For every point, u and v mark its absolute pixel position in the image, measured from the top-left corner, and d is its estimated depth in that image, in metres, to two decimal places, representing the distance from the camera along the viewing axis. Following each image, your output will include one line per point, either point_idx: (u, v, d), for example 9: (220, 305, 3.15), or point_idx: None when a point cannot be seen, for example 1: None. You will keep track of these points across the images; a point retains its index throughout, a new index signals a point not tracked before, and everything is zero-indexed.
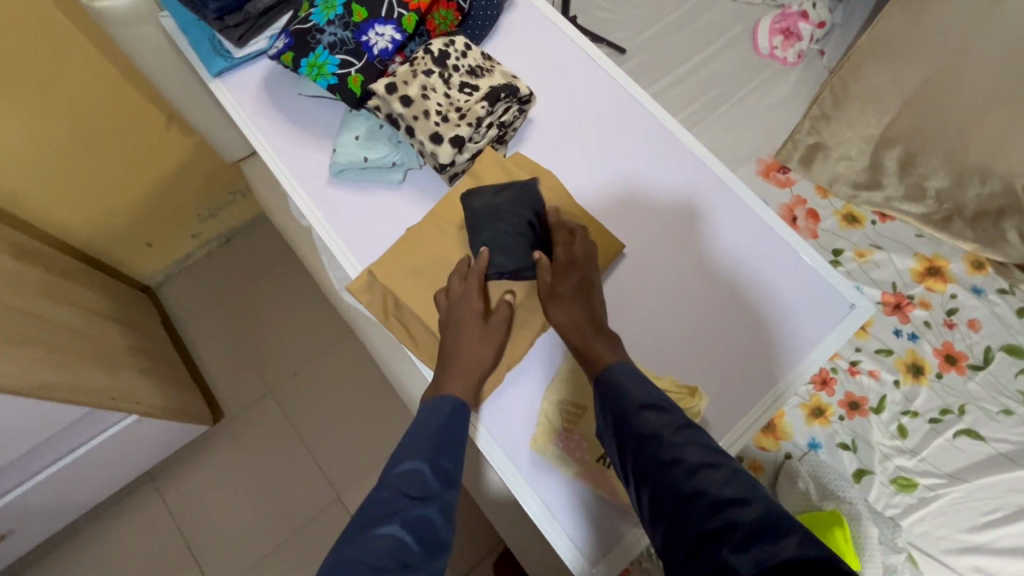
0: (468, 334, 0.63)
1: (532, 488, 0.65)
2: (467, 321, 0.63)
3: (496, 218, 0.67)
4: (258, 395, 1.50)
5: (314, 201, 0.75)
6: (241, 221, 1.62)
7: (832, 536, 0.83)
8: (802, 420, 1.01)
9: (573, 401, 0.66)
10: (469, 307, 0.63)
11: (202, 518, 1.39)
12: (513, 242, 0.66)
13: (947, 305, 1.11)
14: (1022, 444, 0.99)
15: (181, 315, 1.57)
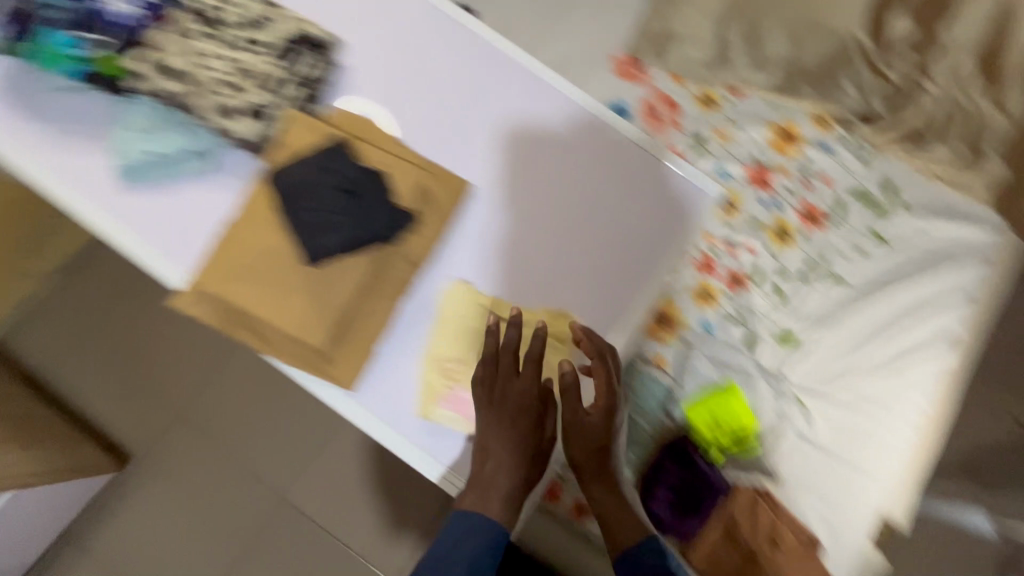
0: (514, 438, 0.62)
1: (429, 454, 0.63)
2: (519, 428, 0.62)
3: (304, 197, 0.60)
4: (163, 425, 1.38)
5: (102, 212, 0.63)
6: (80, 246, 1.41)
7: (728, 402, 0.94)
8: (692, 306, 1.07)
9: (452, 356, 0.63)
10: (521, 421, 0.62)
11: (141, 562, 1.31)
12: (332, 209, 0.60)
13: (802, 167, 1.18)
14: (876, 277, 1.11)
15: (45, 365, 1.39)
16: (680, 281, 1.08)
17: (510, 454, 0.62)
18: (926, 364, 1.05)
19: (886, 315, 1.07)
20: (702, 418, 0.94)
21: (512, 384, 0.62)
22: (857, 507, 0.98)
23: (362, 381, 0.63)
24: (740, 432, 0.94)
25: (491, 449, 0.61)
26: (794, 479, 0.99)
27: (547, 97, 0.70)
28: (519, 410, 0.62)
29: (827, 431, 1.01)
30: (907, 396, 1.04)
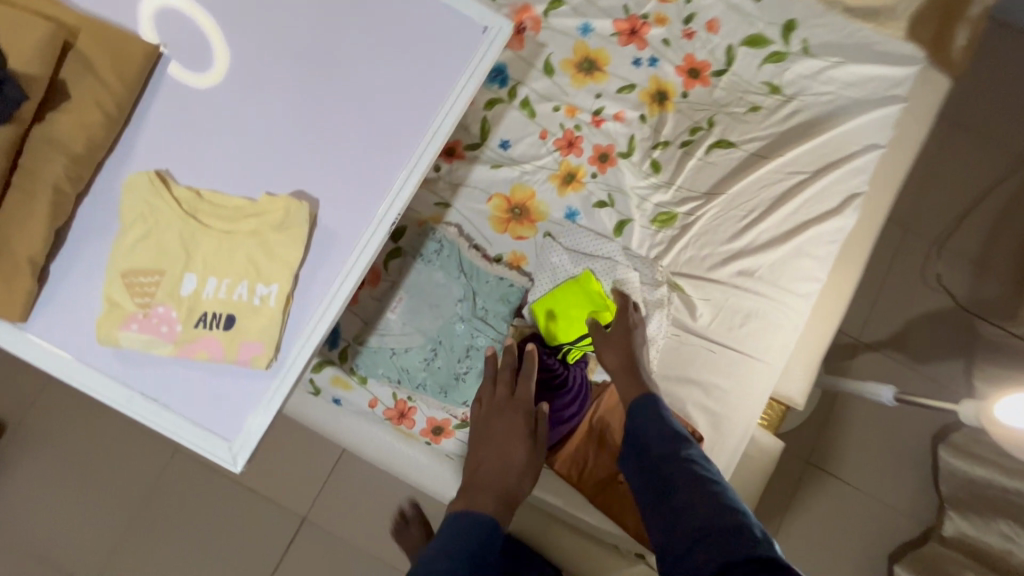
0: (510, 435, 0.77)
1: (130, 390, 0.50)
2: (511, 422, 0.78)
3: None
4: (37, 391, 1.29)
5: None
6: None
7: (579, 291, 0.85)
8: (554, 192, 0.92)
9: (141, 267, 0.50)
10: (515, 426, 0.78)
11: (37, 531, 1.26)
12: None
13: (685, 11, 0.97)
14: (768, 137, 0.96)
15: None
16: (538, 166, 0.92)
17: (502, 453, 0.76)
18: (822, 230, 0.93)
19: (777, 179, 0.94)
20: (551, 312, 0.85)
21: (498, 392, 0.80)
22: (744, 394, 0.89)
23: (35, 312, 0.50)
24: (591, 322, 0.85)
25: (485, 451, 0.76)
26: (671, 371, 0.91)
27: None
28: (509, 415, 0.78)
29: (710, 315, 0.91)
30: (800, 267, 0.92)
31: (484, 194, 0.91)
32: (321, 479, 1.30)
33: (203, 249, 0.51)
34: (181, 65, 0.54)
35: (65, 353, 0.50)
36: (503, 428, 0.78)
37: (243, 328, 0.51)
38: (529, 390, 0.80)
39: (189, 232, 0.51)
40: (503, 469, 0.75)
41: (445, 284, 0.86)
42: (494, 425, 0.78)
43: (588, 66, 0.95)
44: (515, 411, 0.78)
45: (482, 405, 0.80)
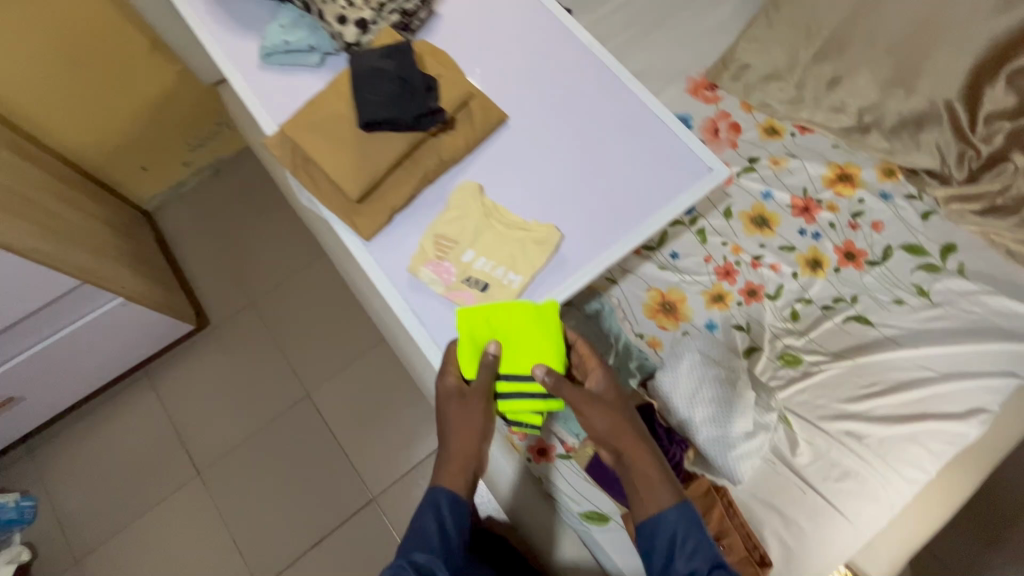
0: (468, 432, 0.72)
1: (407, 305, 0.76)
2: (468, 421, 0.72)
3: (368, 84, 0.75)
4: (240, 306, 1.65)
5: (246, 81, 0.87)
6: (227, 153, 1.77)
7: (511, 316, 0.72)
8: (702, 304, 1.10)
9: (447, 234, 0.77)
10: (471, 423, 0.72)
11: (188, 409, 1.56)
12: (386, 97, 0.74)
13: (854, 208, 1.18)
14: (907, 329, 1.08)
15: (175, 237, 1.73)
16: (696, 279, 1.12)
17: (468, 441, 0.72)
18: (939, 427, 1.00)
19: (906, 366, 1.04)
20: (475, 328, 0.72)
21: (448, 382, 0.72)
22: (820, 541, 0.95)
23: (375, 237, 0.79)
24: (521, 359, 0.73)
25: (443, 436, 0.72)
26: (760, 493, 0.97)
27: (599, 76, 0.88)
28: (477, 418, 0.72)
29: (809, 458, 0.99)
30: (908, 451, 0.99)
31: (645, 284, 1.11)
32: (402, 469, 1.46)
33: (485, 236, 0.77)
34: (510, 129, 0.84)
35: (383, 267, 0.77)
36: (459, 416, 0.72)
37: (491, 294, 0.74)
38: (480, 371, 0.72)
39: (482, 224, 0.78)
40: (458, 448, 0.72)
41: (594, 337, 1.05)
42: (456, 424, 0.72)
43: (761, 221, 1.17)
44: (475, 413, 0.72)
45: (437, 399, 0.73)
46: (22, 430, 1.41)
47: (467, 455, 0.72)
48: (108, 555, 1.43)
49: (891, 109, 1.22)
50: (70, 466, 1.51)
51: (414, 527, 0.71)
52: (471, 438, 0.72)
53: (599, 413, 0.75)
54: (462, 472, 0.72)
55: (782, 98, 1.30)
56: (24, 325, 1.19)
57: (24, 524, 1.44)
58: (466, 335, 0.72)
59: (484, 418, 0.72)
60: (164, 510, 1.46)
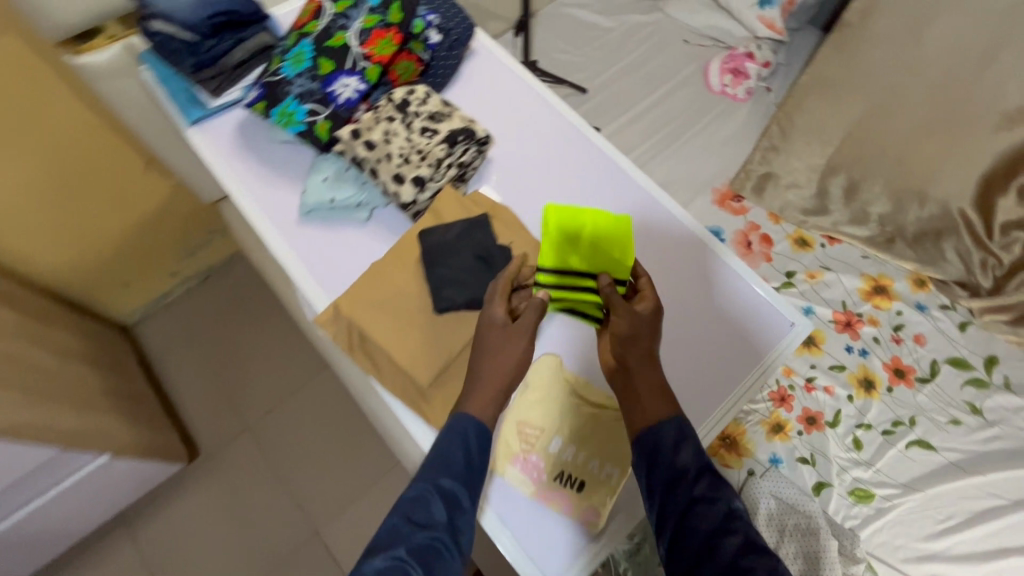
0: (504, 357, 0.63)
1: (492, 512, 0.65)
2: (506, 345, 0.64)
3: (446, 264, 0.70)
4: (236, 432, 1.49)
5: (286, 241, 0.78)
6: (219, 259, 1.65)
7: (593, 223, 0.69)
8: (763, 436, 1.04)
9: (529, 420, 0.69)
10: (508, 347, 0.64)
11: (176, 560, 1.36)
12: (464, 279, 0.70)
13: (894, 321, 1.17)
14: (969, 452, 1.05)
15: (159, 354, 1.57)
16: (753, 407, 1.07)
17: (499, 365, 0.63)
18: None
19: (975, 495, 1.01)
20: (559, 230, 0.68)
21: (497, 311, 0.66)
22: None
23: None
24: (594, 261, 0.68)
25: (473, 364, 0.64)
26: None
27: (664, 224, 0.81)
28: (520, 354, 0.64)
29: None
30: None
31: None
32: None
33: (572, 420, 0.69)
34: None
35: None
36: (500, 335, 0.65)
37: (589, 495, 0.66)
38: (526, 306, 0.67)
39: (567, 405, 0.70)
40: (487, 376, 0.63)
41: None
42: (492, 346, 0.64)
43: (807, 340, 1.14)
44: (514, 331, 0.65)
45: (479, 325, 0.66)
46: None
47: (498, 386, 0.63)
48: None
49: (909, 220, 1.20)
50: None
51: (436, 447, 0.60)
52: (503, 366, 0.63)
53: (632, 322, 0.65)
54: (489, 402, 0.62)
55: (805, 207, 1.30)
56: None
57: None
58: (550, 234, 0.69)
59: (523, 356, 0.64)
60: None
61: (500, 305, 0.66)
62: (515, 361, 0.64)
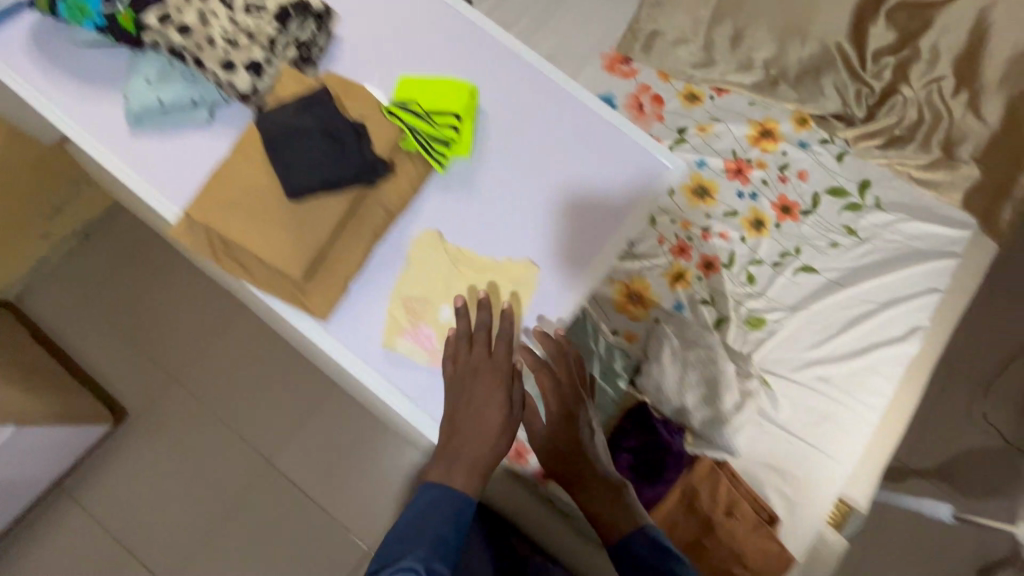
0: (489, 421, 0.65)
1: (392, 385, 0.67)
2: (486, 417, 0.65)
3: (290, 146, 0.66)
4: (161, 386, 1.44)
5: (121, 158, 0.71)
6: (94, 213, 1.50)
7: (432, 83, 0.76)
8: (666, 287, 1.11)
9: (416, 295, 0.69)
10: (493, 430, 0.65)
11: (128, 516, 1.35)
12: (317, 157, 0.66)
13: (780, 162, 1.22)
14: (846, 269, 1.16)
15: (54, 323, 1.47)
16: (655, 262, 1.12)
17: (479, 441, 0.64)
18: (887, 352, 1.10)
19: (851, 304, 1.13)
20: (405, 89, 0.74)
21: (474, 351, 0.66)
22: (813, 482, 1.02)
23: (335, 315, 0.69)
24: (435, 105, 0.74)
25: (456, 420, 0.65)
26: (754, 455, 1.02)
27: (527, 88, 0.79)
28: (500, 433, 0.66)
29: (789, 410, 1.05)
30: (868, 380, 1.08)
31: (609, 279, 1.10)
32: (392, 512, 1.39)
33: (459, 287, 0.70)
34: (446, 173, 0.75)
35: (349, 349, 0.68)
36: (479, 397, 0.64)
37: None
38: (508, 349, 0.67)
39: (452, 275, 0.70)
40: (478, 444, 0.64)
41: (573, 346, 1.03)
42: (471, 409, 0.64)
43: (701, 192, 1.18)
44: (491, 393, 0.65)
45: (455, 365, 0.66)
46: None
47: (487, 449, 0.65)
48: None
49: (792, 59, 1.22)
50: None
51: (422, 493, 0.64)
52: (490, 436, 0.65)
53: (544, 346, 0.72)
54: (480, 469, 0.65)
55: (692, 62, 1.27)
56: None
57: None
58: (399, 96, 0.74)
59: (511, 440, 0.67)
60: None
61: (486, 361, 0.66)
62: (492, 438, 0.65)
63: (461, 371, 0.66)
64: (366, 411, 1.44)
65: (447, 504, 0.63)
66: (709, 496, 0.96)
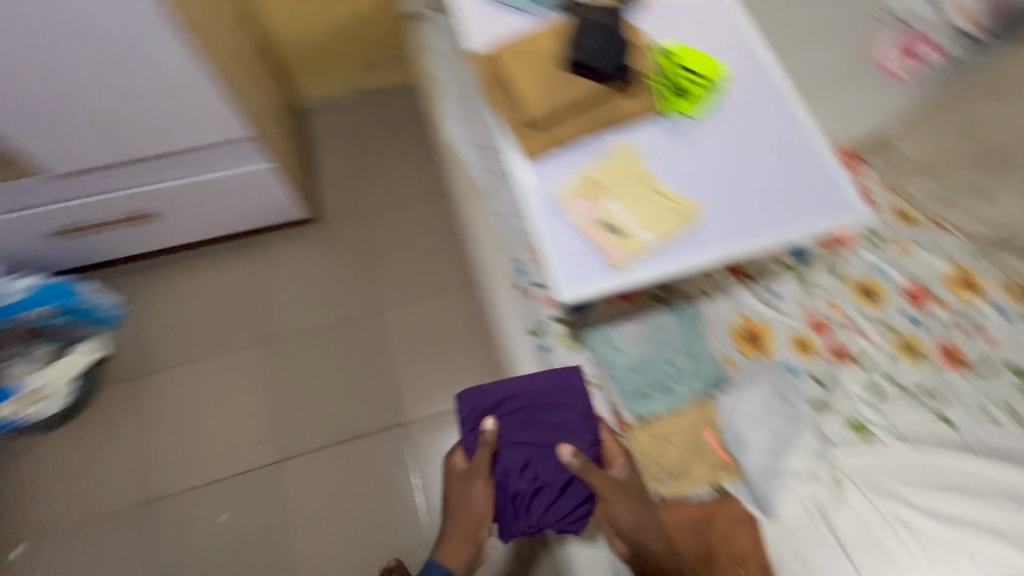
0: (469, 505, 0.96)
1: (546, 224, 0.83)
2: (475, 489, 0.96)
3: (584, 35, 0.86)
4: (350, 215, 1.79)
5: (468, 9, 0.99)
6: (386, 85, 1.96)
7: (701, 61, 0.91)
8: (787, 345, 1.11)
9: (599, 178, 0.85)
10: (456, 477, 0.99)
11: (275, 284, 1.68)
12: (592, 44, 0.85)
13: (967, 313, 1.16)
14: (989, 444, 1.04)
15: (317, 138, 1.90)
16: (788, 322, 1.14)
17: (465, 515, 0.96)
18: (996, 546, 0.95)
19: (979, 479, 1.00)
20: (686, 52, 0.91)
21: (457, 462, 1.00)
22: None
23: (535, 162, 0.87)
24: (698, 71, 0.90)
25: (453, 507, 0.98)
26: (794, 541, 0.95)
27: (773, 107, 0.92)
28: (469, 494, 0.96)
29: (852, 527, 0.97)
30: (956, 557, 0.95)
31: (737, 309, 1.14)
32: (439, 406, 1.52)
33: (633, 192, 0.84)
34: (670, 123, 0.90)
35: (531, 185, 0.86)
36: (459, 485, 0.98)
37: (623, 241, 0.81)
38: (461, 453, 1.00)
39: (633, 182, 0.85)
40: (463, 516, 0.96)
41: (677, 336, 1.10)
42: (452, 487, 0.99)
43: (868, 292, 1.18)
44: (471, 490, 0.96)
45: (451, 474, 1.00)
46: (130, 249, 1.53)
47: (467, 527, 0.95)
48: (166, 385, 1.56)
49: None
50: (159, 298, 1.63)
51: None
52: (464, 506, 0.96)
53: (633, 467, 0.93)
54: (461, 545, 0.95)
55: (925, 194, 1.28)
56: (168, 158, 1.29)
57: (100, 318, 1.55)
58: (679, 54, 0.91)
59: (468, 495, 0.96)
60: (227, 362, 1.59)
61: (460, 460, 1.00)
62: (468, 505, 0.96)
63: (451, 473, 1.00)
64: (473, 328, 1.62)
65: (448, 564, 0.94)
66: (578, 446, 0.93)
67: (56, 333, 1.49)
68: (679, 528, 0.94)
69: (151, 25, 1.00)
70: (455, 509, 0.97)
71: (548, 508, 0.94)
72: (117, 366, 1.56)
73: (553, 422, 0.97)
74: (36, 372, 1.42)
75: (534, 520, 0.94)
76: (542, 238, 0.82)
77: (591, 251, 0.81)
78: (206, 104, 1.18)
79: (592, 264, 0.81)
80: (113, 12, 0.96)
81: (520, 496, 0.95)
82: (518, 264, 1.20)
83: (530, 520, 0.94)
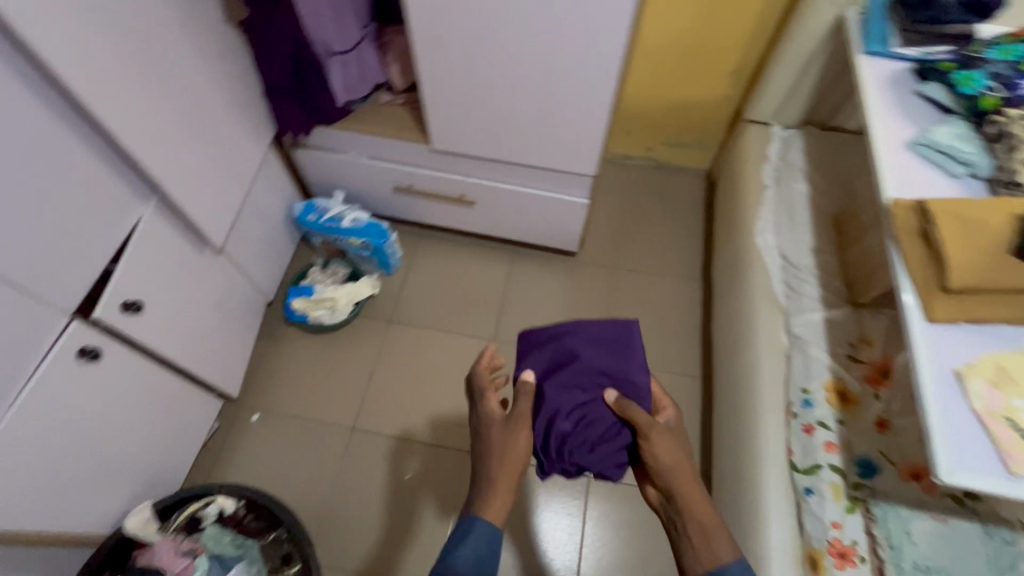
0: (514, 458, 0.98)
1: (939, 395, 0.82)
2: (524, 438, 0.99)
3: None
4: (605, 265, 1.91)
5: (890, 154, 1.04)
6: (677, 163, 2.08)
7: None
8: None
9: (1008, 372, 0.83)
10: (500, 424, 1.02)
11: (521, 295, 1.84)
12: None
13: None
14: None
15: (598, 184, 2.06)
16: None
17: (516, 466, 0.98)
18: None
19: None
20: None
21: (496, 416, 1.03)
22: None
23: (934, 325, 0.87)
24: None
25: (490, 455, 0.98)
26: None
27: None
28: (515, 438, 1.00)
29: None
30: None
31: None
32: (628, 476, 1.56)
33: None
34: None
35: (929, 350, 0.85)
36: (508, 439, 1.00)
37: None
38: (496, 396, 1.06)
39: None
40: (507, 466, 0.97)
41: (980, 556, 0.98)
42: (495, 440, 1.00)
43: None
44: (516, 437, 0.99)
45: (490, 429, 1.01)
46: (434, 218, 1.77)
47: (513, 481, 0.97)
48: (402, 337, 1.74)
49: None
50: (425, 264, 1.86)
51: (468, 551, 0.90)
52: (517, 454, 0.98)
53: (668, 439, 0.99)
54: (502, 500, 0.96)
55: None
56: (519, 168, 1.50)
57: (385, 258, 1.75)
58: None
59: (522, 441, 0.99)
60: (457, 342, 1.75)
61: (491, 401, 1.04)
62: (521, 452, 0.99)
63: (495, 425, 1.01)
64: (690, 425, 1.66)
65: (487, 526, 0.93)
66: (636, 405, 1.00)
67: (356, 260, 1.78)
68: (693, 503, 0.94)
69: (604, 75, 1.18)
70: (499, 457, 0.98)
71: (584, 453, 1.00)
72: (375, 303, 1.79)
73: (604, 371, 1.05)
74: (334, 284, 1.69)
75: (570, 459, 1.00)
76: (932, 409, 0.81)
77: (985, 443, 0.79)
78: (587, 142, 1.35)
79: (985, 459, 0.78)
80: (588, 59, 1.15)
81: (566, 437, 1.00)
82: (805, 394, 1.18)
83: (553, 457, 1.01)
